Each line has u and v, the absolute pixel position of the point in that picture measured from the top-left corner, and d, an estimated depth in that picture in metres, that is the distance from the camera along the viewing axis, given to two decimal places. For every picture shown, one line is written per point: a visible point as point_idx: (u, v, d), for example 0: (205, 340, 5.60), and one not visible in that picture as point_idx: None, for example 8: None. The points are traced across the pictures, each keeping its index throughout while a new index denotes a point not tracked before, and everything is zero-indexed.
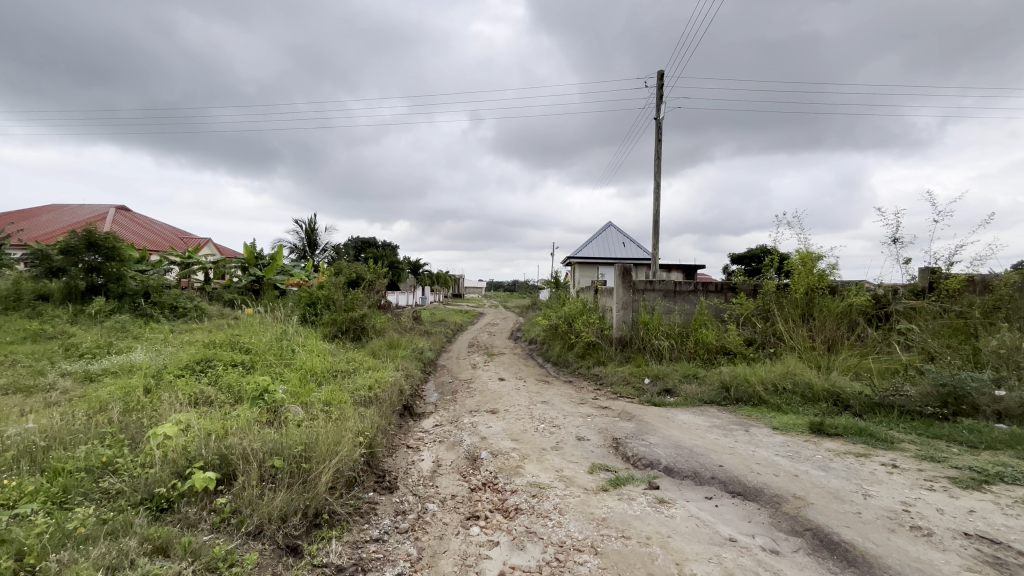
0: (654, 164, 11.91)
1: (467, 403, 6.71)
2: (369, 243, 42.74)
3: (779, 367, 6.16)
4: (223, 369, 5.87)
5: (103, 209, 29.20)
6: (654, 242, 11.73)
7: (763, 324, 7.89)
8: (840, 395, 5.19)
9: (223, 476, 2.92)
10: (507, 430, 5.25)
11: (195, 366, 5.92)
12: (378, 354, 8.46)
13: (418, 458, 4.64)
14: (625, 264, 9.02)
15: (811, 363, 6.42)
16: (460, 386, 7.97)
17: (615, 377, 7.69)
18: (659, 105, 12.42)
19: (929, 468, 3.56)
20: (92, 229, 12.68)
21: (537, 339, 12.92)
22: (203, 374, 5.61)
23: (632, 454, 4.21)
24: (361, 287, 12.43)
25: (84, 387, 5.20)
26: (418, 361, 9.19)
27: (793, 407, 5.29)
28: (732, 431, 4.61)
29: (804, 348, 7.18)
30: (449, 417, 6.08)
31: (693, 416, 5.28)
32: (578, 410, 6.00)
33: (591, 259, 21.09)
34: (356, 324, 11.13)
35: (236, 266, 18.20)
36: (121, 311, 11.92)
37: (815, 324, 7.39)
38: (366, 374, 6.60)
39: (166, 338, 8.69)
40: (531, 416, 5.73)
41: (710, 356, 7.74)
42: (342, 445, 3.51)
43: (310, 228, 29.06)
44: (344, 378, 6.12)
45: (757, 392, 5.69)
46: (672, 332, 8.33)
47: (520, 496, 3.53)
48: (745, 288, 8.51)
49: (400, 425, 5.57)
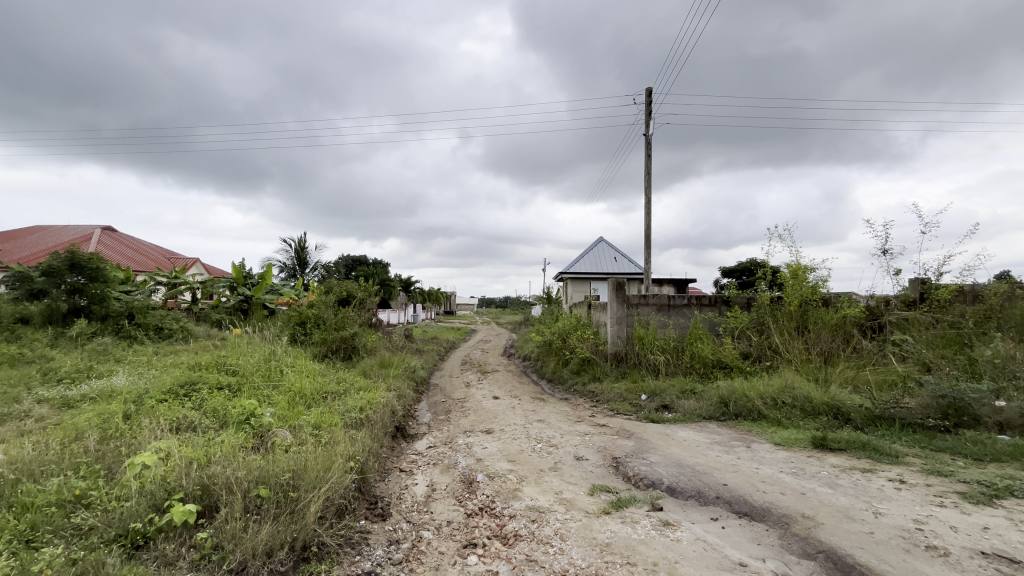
0: (645, 179, 12.02)
1: (462, 423, 6.56)
2: (360, 260, 42.53)
3: (777, 380, 6.09)
4: (208, 392, 5.66)
5: (90, 229, 28.94)
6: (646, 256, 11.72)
7: (759, 338, 7.85)
8: (840, 409, 5.11)
9: (204, 508, 2.75)
10: (503, 450, 5.10)
11: (179, 390, 5.72)
12: (369, 374, 8.29)
13: (412, 481, 4.48)
14: (618, 279, 8.98)
15: (808, 375, 6.36)
16: (454, 405, 7.80)
17: (611, 393, 7.57)
18: (648, 120, 12.56)
19: (937, 482, 3.48)
20: (76, 251, 12.41)
21: (531, 355, 12.79)
22: (187, 399, 5.40)
23: (633, 474, 4.09)
24: (351, 305, 12.30)
25: (61, 415, 4.97)
26: (411, 380, 9.02)
27: (793, 421, 5.20)
28: (734, 448, 4.51)
29: (800, 360, 7.13)
30: (443, 437, 5.93)
31: (693, 432, 5.18)
32: (574, 428, 5.86)
33: (583, 274, 21.19)
34: (347, 343, 10.93)
35: (225, 285, 17.94)
36: (103, 333, 11.61)
37: (810, 336, 7.36)
38: (357, 395, 6.42)
39: (149, 361, 8.44)
40: (527, 435, 5.59)
41: (707, 370, 7.67)
42: (332, 470, 3.35)
43: (300, 246, 28.87)
44: (334, 399, 5.94)
45: (757, 407, 5.60)
46: (668, 346, 8.26)
47: (519, 521, 3.38)
48: (739, 301, 8.53)
49: (393, 448, 5.40)
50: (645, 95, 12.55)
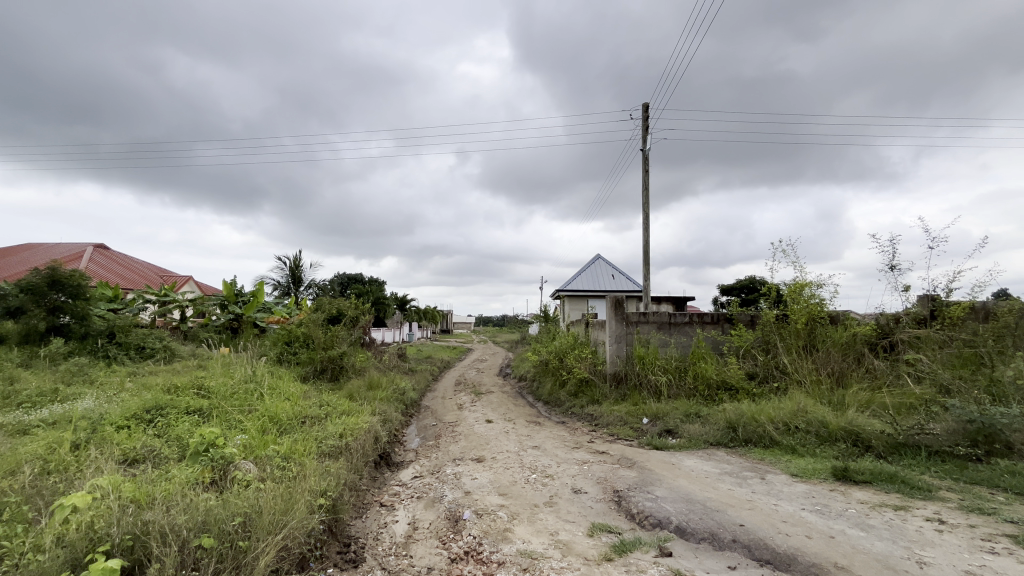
0: (643, 194, 11.79)
1: (452, 450, 6.11)
2: (356, 278, 42.16)
3: (789, 403, 5.70)
4: (175, 418, 5.22)
5: (81, 247, 28.59)
6: (644, 272, 11.40)
7: (764, 357, 7.49)
8: (860, 435, 4.72)
9: (132, 564, 2.33)
10: (494, 482, 4.67)
11: (144, 416, 5.26)
12: (355, 396, 7.85)
13: (392, 519, 4.04)
14: (617, 295, 8.65)
15: (821, 398, 5.98)
16: (444, 429, 7.36)
17: (611, 417, 7.14)
18: (645, 135, 12.40)
19: (980, 523, 3.07)
20: (57, 267, 11.92)
21: (527, 375, 12.35)
22: (151, 425, 4.96)
23: (637, 511, 3.67)
24: (341, 324, 11.91)
25: (8, 444, 4.52)
26: (400, 402, 8.56)
27: (809, 448, 4.79)
28: (747, 480, 4.09)
29: (810, 381, 6.75)
30: (430, 466, 5.49)
31: (701, 461, 4.76)
32: (571, 456, 5.43)
33: (580, 291, 20.89)
34: (334, 363, 10.51)
35: (215, 303, 17.51)
36: (80, 353, 11.12)
37: (819, 356, 7.01)
38: (338, 420, 5.98)
39: (123, 383, 7.97)
40: (521, 464, 5.16)
41: (711, 392, 7.27)
42: (295, 512, 2.93)
43: (294, 264, 28.52)
44: (313, 425, 5.51)
45: (768, 433, 5.20)
46: (670, 366, 7.87)
47: (509, 570, 2.95)
48: (743, 319, 8.20)
49: (374, 479, 4.96)
50: (642, 110, 12.43)
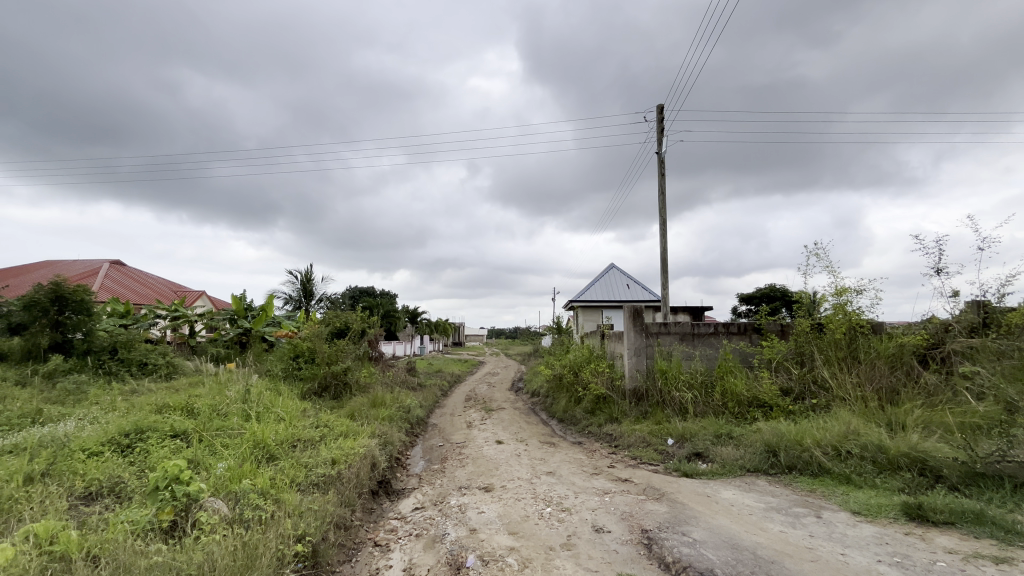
0: (660, 198, 11.23)
1: (458, 475, 5.56)
2: (367, 292, 42.08)
3: (836, 424, 5.05)
4: (155, 443, 4.76)
5: (98, 263, 28.90)
6: (663, 280, 10.78)
7: (800, 370, 6.85)
8: (928, 463, 4.07)
9: None
10: (504, 517, 4.11)
11: (120, 440, 4.80)
12: (357, 415, 7.36)
13: (385, 563, 3.48)
14: (636, 305, 8.09)
15: (870, 418, 5.34)
16: (451, 451, 6.82)
17: (632, 438, 6.54)
18: (660, 137, 11.88)
19: None
20: (61, 282, 11.61)
21: (540, 390, 11.73)
22: (126, 453, 4.50)
23: (672, 560, 3.06)
24: (347, 338, 11.50)
25: None
26: (405, 422, 8.02)
27: (867, 478, 4.16)
28: (800, 519, 3.47)
29: (854, 398, 6.09)
30: (434, 495, 4.95)
31: (740, 493, 4.14)
32: (591, 485, 4.85)
33: (594, 301, 20.31)
34: (338, 379, 10.08)
35: (224, 318, 17.28)
36: (81, 370, 10.85)
37: (863, 370, 6.35)
38: (334, 443, 5.47)
39: (115, 402, 7.59)
40: (534, 495, 4.59)
41: (742, 409, 6.63)
42: (256, 570, 2.39)
43: (305, 277, 28.34)
44: (305, 451, 5.02)
45: (816, 459, 4.56)
46: (695, 382, 7.24)
47: None
48: (773, 329, 7.62)
49: (369, 512, 4.42)
50: (657, 112, 11.92)
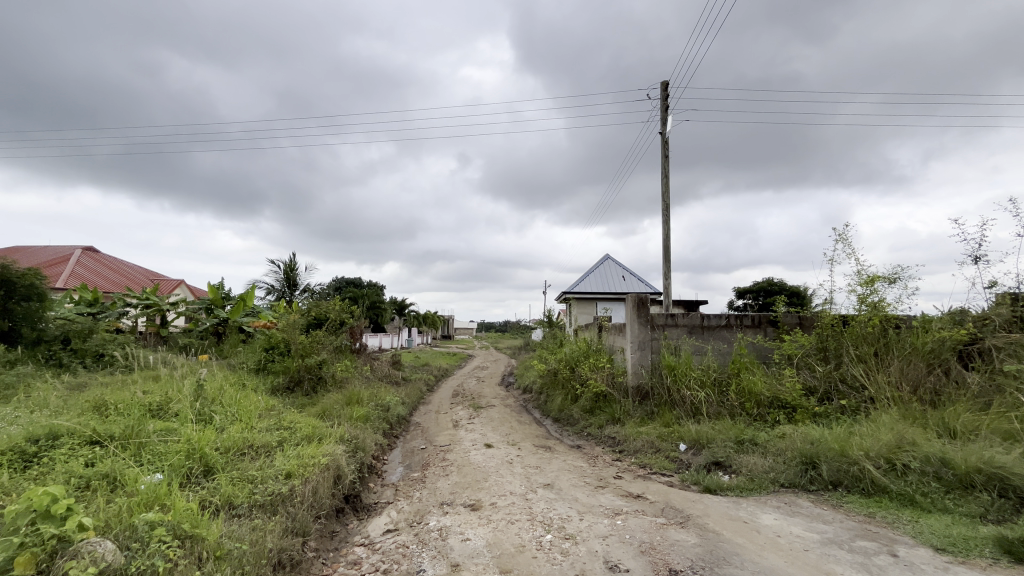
0: (663, 183, 10.42)
1: (441, 487, 4.76)
2: (354, 283, 40.93)
3: (882, 431, 4.32)
4: (67, 452, 3.86)
5: (70, 249, 27.61)
6: (666, 270, 10.03)
7: (824, 368, 6.13)
8: (1009, 482, 3.35)
9: None
10: (495, 547, 3.32)
11: (25, 448, 3.91)
12: (328, 415, 6.50)
13: None
14: (640, 294, 7.29)
15: (916, 423, 4.63)
16: (434, 456, 6.01)
17: (639, 442, 5.77)
18: (665, 117, 11.08)
19: None
20: (8, 266, 10.12)
21: (533, 387, 10.94)
22: (21, 468, 3.59)
23: None
24: (324, 328, 10.59)
25: None
26: (383, 422, 7.17)
27: (935, 500, 3.44)
28: (873, 559, 2.73)
29: (891, 399, 5.37)
30: (410, 514, 4.13)
31: (784, 518, 3.38)
32: (597, 503, 4.06)
33: (588, 293, 19.55)
34: (312, 373, 9.16)
35: (199, 306, 16.25)
36: (28, 361, 9.84)
37: (897, 368, 5.65)
38: (292, 450, 4.61)
39: (49, 397, 6.61)
40: (531, 516, 3.80)
41: (762, 411, 5.90)
42: None
43: (288, 266, 27.23)
44: (255, 461, 4.16)
45: (866, 474, 3.83)
46: (707, 379, 6.50)
47: None
48: (790, 322, 6.92)
49: (327, 540, 3.59)
50: (661, 89, 11.09)
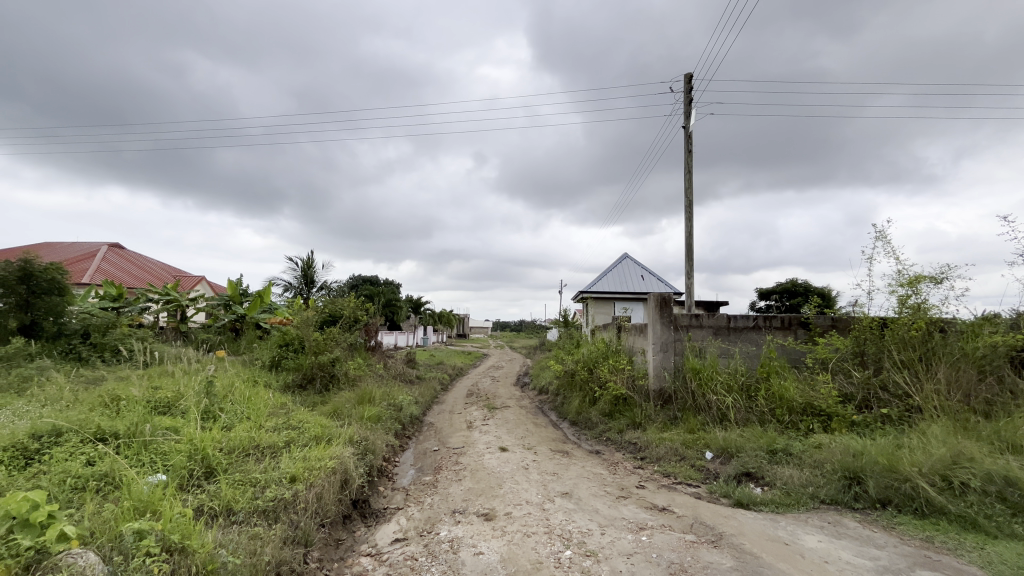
0: (686, 178, 10.03)
1: (453, 493, 4.53)
2: (371, 281, 41.13)
3: (933, 443, 3.95)
4: (68, 450, 3.73)
5: (96, 245, 28.26)
6: (689, 269, 9.65)
7: (862, 374, 5.73)
8: None
9: None
10: (509, 563, 3.07)
11: (27, 444, 3.79)
12: (339, 415, 6.34)
13: None
14: (663, 293, 6.95)
15: (969, 436, 4.23)
16: (446, 458, 5.79)
17: (662, 449, 5.46)
18: (688, 111, 10.68)
19: None
20: (29, 260, 10.20)
21: (549, 388, 10.66)
22: (20, 465, 3.46)
23: None
24: (338, 326, 10.48)
25: None
26: (395, 422, 6.98)
27: (1000, 524, 3.08)
28: None
29: (936, 408, 4.97)
30: (420, 522, 3.91)
31: (829, 541, 3.06)
32: (620, 516, 3.78)
33: (606, 293, 19.18)
34: (325, 370, 9.03)
35: (217, 302, 16.36)
36: (48, 355, 9.93)
37: (944, 374, 5.23)
38: (299, 451, 4.43)
39: (65, 392, 6.57)
40: (549, 529, 3.54)
41: (794, 418, 5.53)
42: None
43: (306, 264, 27.40)
44: (259, 463, 3.98)
45: (919, 492, 3.47)
46: (734, 384, 6.15)
47: None
48: (822, 324, 6.52)
49: (331, 549, 3.38)
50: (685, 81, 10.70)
